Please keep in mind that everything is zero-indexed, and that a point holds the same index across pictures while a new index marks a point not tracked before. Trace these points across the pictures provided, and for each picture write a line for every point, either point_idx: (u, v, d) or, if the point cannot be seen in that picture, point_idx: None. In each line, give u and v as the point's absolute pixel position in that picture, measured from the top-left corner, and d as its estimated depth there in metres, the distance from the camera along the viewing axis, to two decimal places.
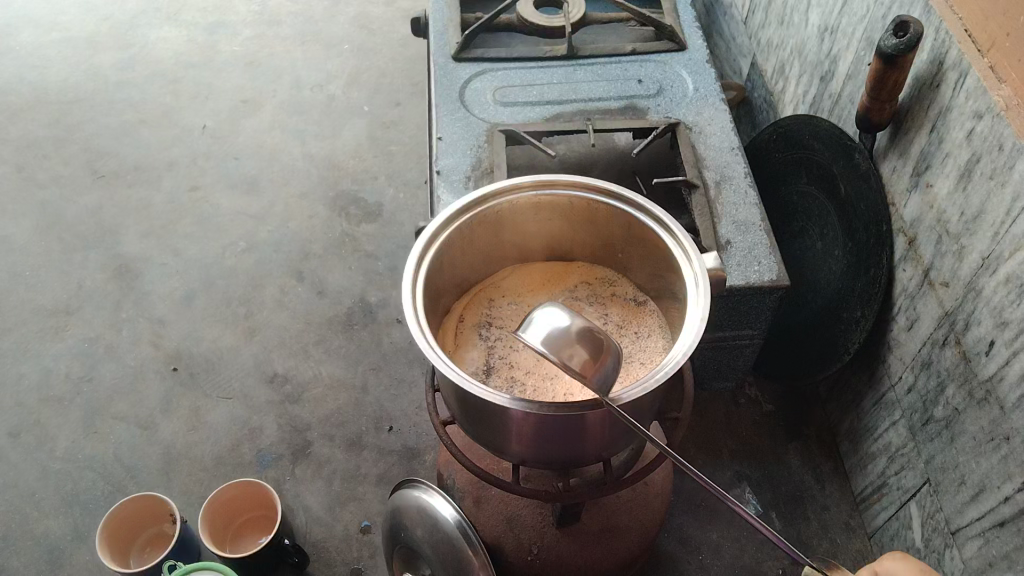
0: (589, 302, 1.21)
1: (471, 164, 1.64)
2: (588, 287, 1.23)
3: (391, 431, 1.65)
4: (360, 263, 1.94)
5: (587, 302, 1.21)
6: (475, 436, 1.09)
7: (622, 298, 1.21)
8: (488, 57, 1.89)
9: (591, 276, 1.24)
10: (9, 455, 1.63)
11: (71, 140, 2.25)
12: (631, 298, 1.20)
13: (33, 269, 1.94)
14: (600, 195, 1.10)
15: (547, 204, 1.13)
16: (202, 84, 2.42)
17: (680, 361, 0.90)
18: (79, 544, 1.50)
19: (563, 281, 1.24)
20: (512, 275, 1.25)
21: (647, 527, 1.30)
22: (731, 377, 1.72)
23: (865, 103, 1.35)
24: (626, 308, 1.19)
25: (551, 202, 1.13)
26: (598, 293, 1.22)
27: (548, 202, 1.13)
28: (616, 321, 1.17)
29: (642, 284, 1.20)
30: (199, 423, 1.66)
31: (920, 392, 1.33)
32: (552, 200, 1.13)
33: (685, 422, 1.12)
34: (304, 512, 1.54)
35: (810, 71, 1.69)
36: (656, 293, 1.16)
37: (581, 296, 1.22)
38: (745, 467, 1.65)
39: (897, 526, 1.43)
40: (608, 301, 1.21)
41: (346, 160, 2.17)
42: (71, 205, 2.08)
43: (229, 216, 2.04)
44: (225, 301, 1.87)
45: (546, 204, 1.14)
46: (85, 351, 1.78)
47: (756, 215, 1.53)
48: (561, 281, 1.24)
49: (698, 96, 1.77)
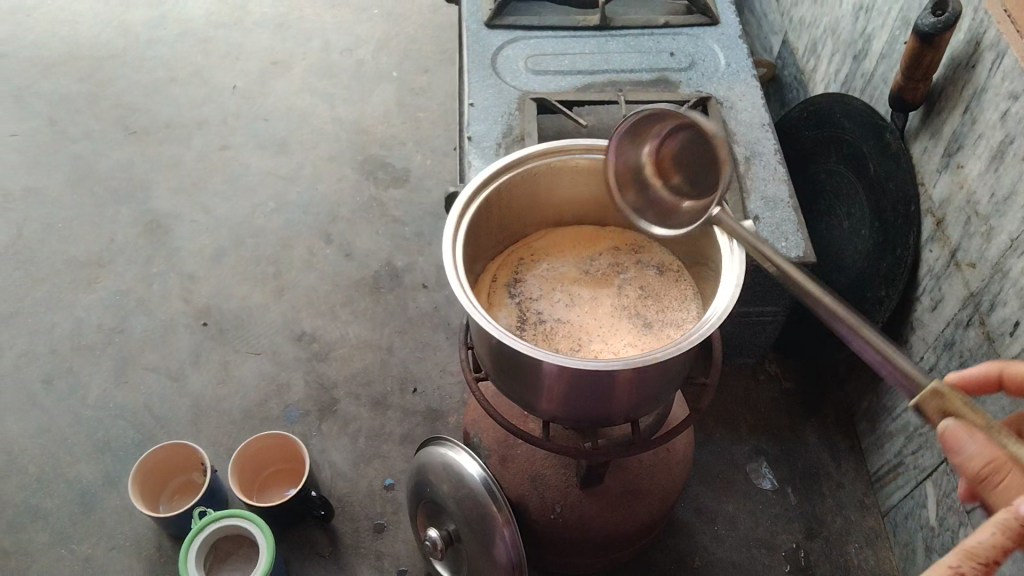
0: (621, 265, 1.23)
1: (503, 132, 1.65)
2: (620, 252, 1.24)
3: (416, 392, 1.68)
4: (387, 228, 1.96)
5: (619, 266, 1.22)
6: (506, 393, 1.11)
7: (654, 263, 1.22)
8: (521, 25, 1.90)
9: (622, 241, 1.26)
10: (41, 401, 1.66)
11: (102, 95, 2.27)
12: (663, 264, 1.22)
13: (65, 221, 1.97)
14: (638, 159, 1.12)
15: (585, 166, 1.15)
16: (233, 44, 2.43)
17: (715, 323, 0.92)
18: (111, 490, 1.54)
19: (594, 244, 1.26)
20: (546, 238, 1.27)
21: (669, 492, 1.33)
22: (751, 352, 1.75)
23: (900, 82, 1.36)
24: (657, 273, 1.21)
25: (589, 164, 1.15)
26: (630, 258, 1.24)
27: (586, 165, 1.15)
28: (648, 285, 1.19)
29: (675, 250, 1.22)
30: (228, 377, 1.70)
31: (941, 372, 1.35)
32: (590, 163, 1.14)
33: (713, 389, 1.14)
34: (329, 467, 1.58)
35: (843, 50, 1.69)
36: (688, 258, 1.18)
37: (612, 260, 1.23)
38: (762, 442, 1.68)
39: (911, 504, 1.46)
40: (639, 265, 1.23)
41: (375, 125, 2.19)
42: (103, 159, 2.10)
43: (259, 176, 2.07)
44: (254, 259, 1.90)
45: (584, 166, 1.15)
46: (116, 303, 1.81)
47: (785, 192, 1.54)
48: (592, 245, 1.26)
49: (730, 71, 1.78)
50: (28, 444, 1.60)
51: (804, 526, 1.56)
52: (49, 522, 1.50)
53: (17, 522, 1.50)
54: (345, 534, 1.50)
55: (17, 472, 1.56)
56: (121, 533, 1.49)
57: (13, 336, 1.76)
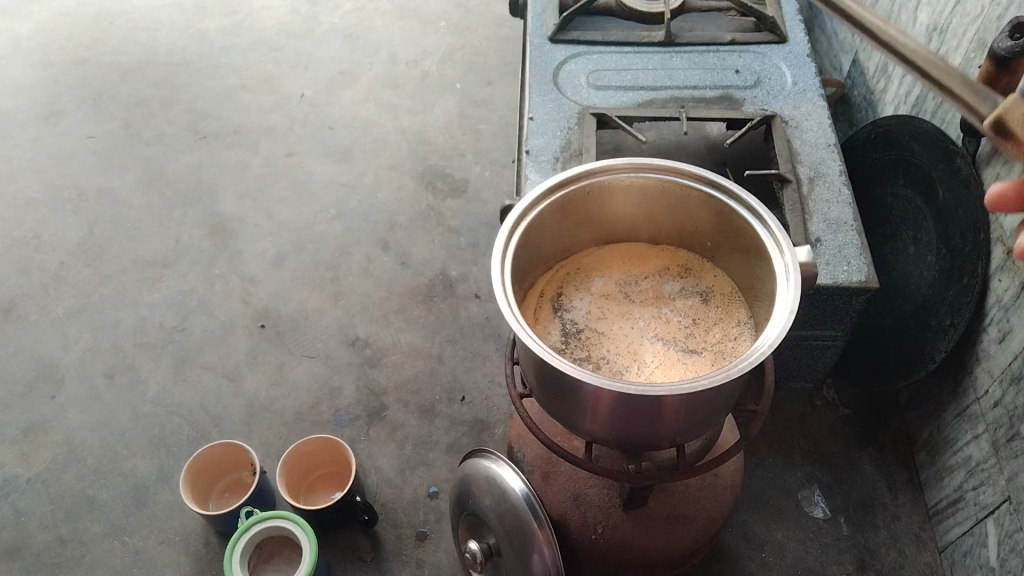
0: (672, 285, 1.21)
1: (561, 146, 1.65)
2: (672, 273, 1.22)
3: (464, 401, 1.68)
4: (443, 237, 1.97)
5: (670, 286, 1.21)
6: (550, 411, 1.11)
7: (706, 286, 1.20)
8: (585, 41, 1.90)
9: (674, 260, 1.24)
10: (104, 395, 1.72)
11: (176, 100, 2.34)
12: (717, 287, 1.20)
13: (135, 222, 2.03)
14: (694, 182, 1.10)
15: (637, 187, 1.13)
16: (302, 54, 2.48)
17: (766, 351, 0.91)
18: (163, 485, 1.58)
19: (646, 263, 1.24)
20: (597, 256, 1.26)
21: (714, 517, 1.30)
22: (808, 377, 1.70)
23: (974, 107, 1.31)
24: (710, 294, 1.19)
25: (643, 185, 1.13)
26: (681, 280, 1.22)
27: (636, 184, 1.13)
28: (700, 309, 1.17)
29: (729, 273, 1.19)
30: (283, 379, 1.72)
31: (1006, 407, 1.30)
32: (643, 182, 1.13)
33: (764, 415, 1.11)
34: (375, 473, 1.59)
35: (915, 71, 1.64)
36: (742, 281, 1.16)
37: (664, 279, 1.22)
38: (816, 468, 1.63)
39: (970, 542, 1.40)
40: (691, 286, 1.21)
41: (436, 136, 2.21)
42: (173, 163, 2.17)
43: (321, 182, 2.10)
44: (313, 264, 1.93)
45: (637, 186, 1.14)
46: (179, 303, 1.86)
47: (849, 214, 1.50)
48: (644, 263, 1.24)
49: (797, 89, 1.74)
50: (88, 436, 1.65)
51: (856, 558, 1.50)
52: (103, 513, 1.54)
53: (74, 512, 1.54)
54: (388, 540, 1.50)
55: (76, 463, 1.61)
56: (171, 527, 1.52)
57: (81, 330, 1.82)
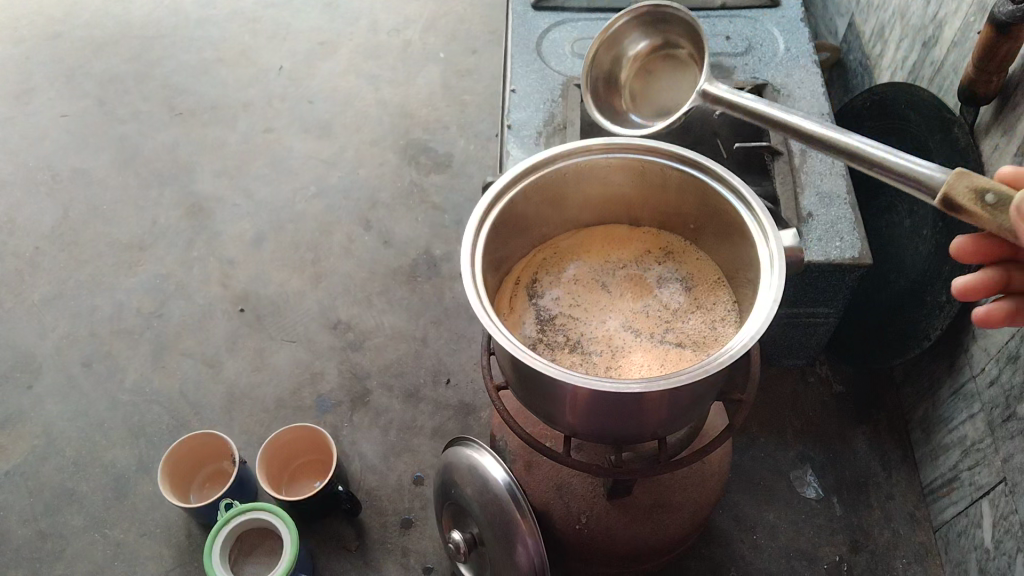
0: (653, 270, 1.16)
1: (545, 120, 1.59)
2: (653, 257, 1.18)
3: (449, 384, 1.64)
4: (427, 214, 1.92)
5: (651, 271, 1.16)
6: (528, 404, 1.06)
7: (689, 271, 1.16)
8: (569, 7, 1.82)
9: (656, 243, 1.20)
10: (81, 384, 1.68)
11: (151, 75, 2.28)
12: (700, 271, 1.15)
13: (111, 204, 1.98)
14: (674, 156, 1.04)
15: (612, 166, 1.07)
16: (281, 24, 2.41)
17: (748, 344, 0.86)
18: (143, 475, 1.55)
19: (627, 247, 1.20)
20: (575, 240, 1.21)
21: (701, 505, 1.27)
22: (800, 354, 1.65)
23: (972, 74, 1.25)
24: (692, 279, 1.14)
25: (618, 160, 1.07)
26: (663, 264, 1.17)
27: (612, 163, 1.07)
28: (682, 296, 1.13)
29: (713, 256, 1.15)
30: (263, 364, 1.69)
31: (1003, 386, 1.25)
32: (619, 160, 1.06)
33: (749, 405, 1.07)
34: (359, 459, 1.56)
35: (911, 35, 1.58)
36: (726, 265, 1.11)
37: (645, 264, 1.17)
38: (808, 447, 1.60)
39: (965, 522, 1.37)
40: (673, 270, 1.16)
41: (419, 108, 2.14)
42: (149, 141, 2.11)
43: (301, 159, 2.05)
44: (294, 245, 1.88)
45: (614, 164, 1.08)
46: (157, 287, 1.82)
47: (842, 187, 1.45)
48: (625, 247, 1.20)
49: (789, 56, 1.67)
50: (66, 426, 1.62)
51: (849, 539, 1.47)
52: (82, 505, 1.51)
53: (53, 505, 1.51)
54: (372, 528, 1.47)
55: (55, 455, 1.58)
56: (151, 519, 1.49)
57: (57, 318, 1.78)
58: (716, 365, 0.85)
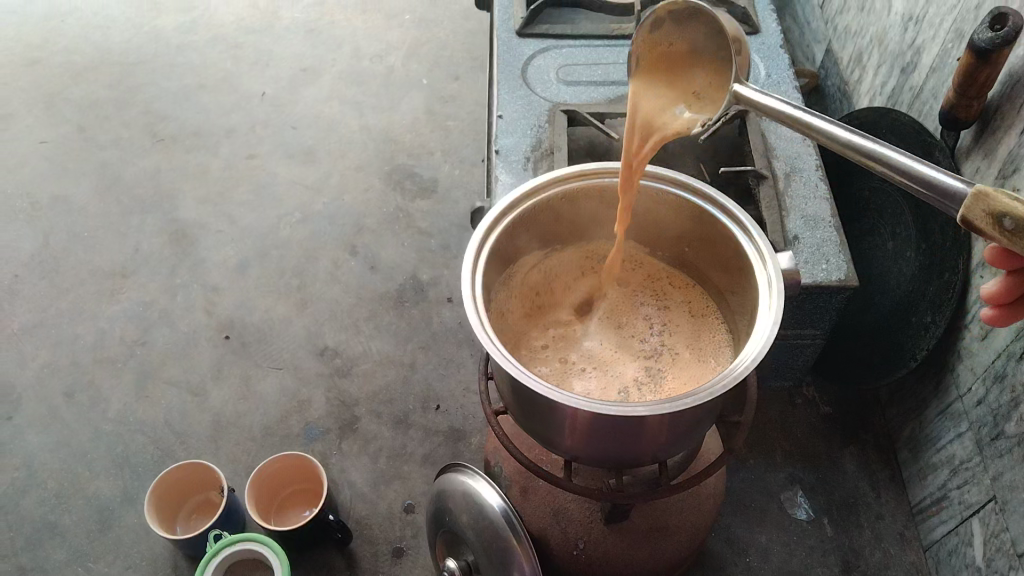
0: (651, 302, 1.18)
1: (532, 145, 1.59)
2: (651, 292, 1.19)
3: (439, 410, 1.64)
4: (413, 240, 1.92)
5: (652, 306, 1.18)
6: (527, 429, 1.06)
7: (690, 309, 1.17)
8: (553, 34, 1.84)
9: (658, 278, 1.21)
10: (63, 414, 1.65)
11: (131, 102, 2.27)
12: (696, 306, 1.17)
13: (91, 231, 1.96)
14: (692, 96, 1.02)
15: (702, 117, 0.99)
16: (263, 51, 2.42)
17: (750, 364, 0.86)
18: (128, 507, 1.51)
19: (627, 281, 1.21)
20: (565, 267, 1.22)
21: (698, 527, 1.27)
22: (787, 376, 1.66)
23: (952, 99, 1.28)
24: (692, 317, 1.16)
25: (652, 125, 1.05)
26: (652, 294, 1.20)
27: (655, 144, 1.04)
28: (673, 323, 1.15)
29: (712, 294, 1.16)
30: (249, 393, 1.67)
31: (990, 405, 1.25)
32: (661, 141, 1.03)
33: (747, 428, 1.07)
34: (349, 488, 1.54)
35: (889, 61, 1.61)
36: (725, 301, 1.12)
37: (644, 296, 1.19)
38: (797, 468, 1.60)
39: (956, 541, 1.37)
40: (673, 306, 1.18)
41: (403, 134, 2.15)
42: (130, 167, 2.10)
43: (285, 185, 2.04)
44: (279, 271, 1.87)
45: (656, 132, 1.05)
46: (140, 315, 1.80)
47: (826, 211, 1.46)
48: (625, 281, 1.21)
49: (771, 81, 1.70)
50: (47, 458, 1.58)
51: (840, 560, 1.48)
52: (66, 539, 1.47)
53: (35, 539, 1.47)
54: (364, 557, 1.45)
55: (36, 487, 1.54)
56: (138, 552, 1.46)
57: (37, 347, 1.75)
58: (722, 386, 0.84)
